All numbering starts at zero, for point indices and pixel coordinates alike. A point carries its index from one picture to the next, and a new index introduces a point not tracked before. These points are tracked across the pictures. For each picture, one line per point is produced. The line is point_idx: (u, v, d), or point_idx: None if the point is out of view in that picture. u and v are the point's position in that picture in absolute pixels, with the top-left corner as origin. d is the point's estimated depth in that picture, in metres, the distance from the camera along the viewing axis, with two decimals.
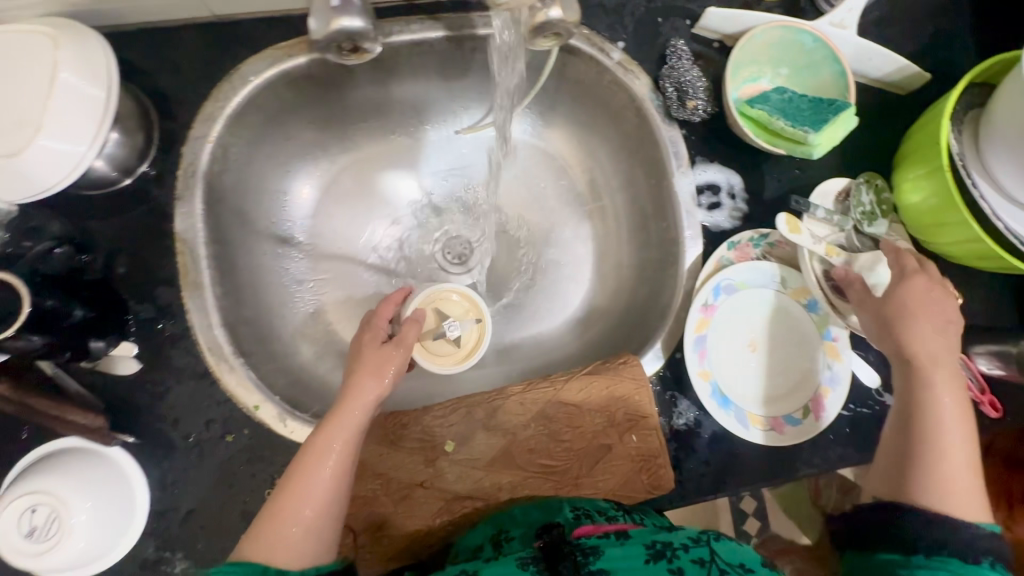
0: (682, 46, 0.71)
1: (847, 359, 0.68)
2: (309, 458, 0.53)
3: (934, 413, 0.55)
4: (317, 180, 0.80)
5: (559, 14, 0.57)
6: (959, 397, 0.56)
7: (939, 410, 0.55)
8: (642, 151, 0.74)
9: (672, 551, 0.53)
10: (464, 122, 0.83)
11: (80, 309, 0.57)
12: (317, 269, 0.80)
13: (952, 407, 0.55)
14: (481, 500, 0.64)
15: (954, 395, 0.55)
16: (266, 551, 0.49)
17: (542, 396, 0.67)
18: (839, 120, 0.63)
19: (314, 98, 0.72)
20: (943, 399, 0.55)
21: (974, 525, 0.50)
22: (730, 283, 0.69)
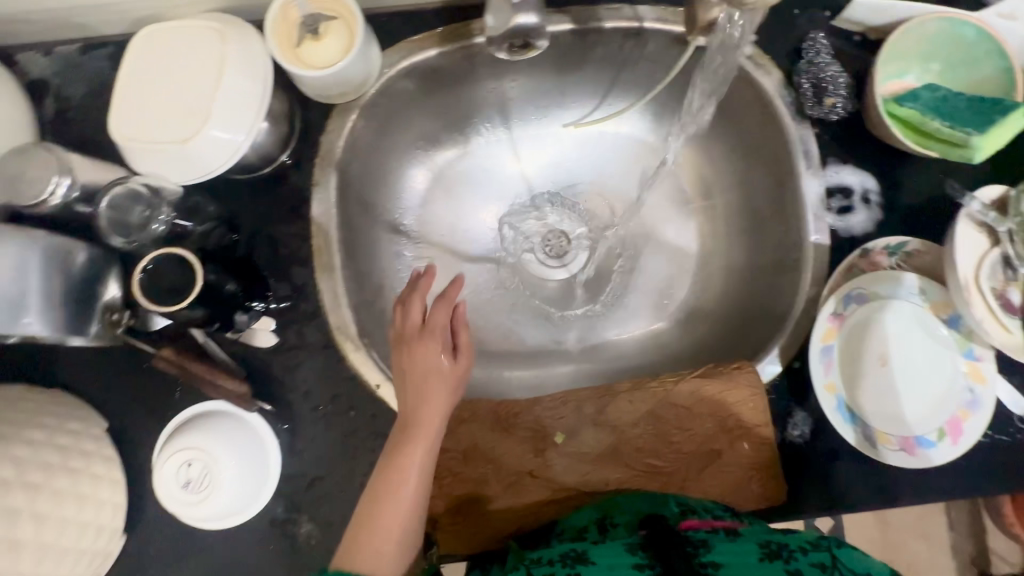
0: (821, 40, 0.67)
1: (992, 383, 0.63)
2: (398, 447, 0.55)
3: None
4: (430, 169, 0.82)
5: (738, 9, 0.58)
6: None
7: None
8: (766, 150, 0.71)
9: (788, 552, 0.50)
10: (574, 116, 0.83)
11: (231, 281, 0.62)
12: (426, 258, 0.82)
13: None
14: (587, 494, 0.64)
15: None
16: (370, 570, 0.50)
17: (652, 395, 0.66)
18: (1010, 121, 0.58)
19: (437, 90, 0.74)
20: None
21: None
22: (861, 294, 0.65)
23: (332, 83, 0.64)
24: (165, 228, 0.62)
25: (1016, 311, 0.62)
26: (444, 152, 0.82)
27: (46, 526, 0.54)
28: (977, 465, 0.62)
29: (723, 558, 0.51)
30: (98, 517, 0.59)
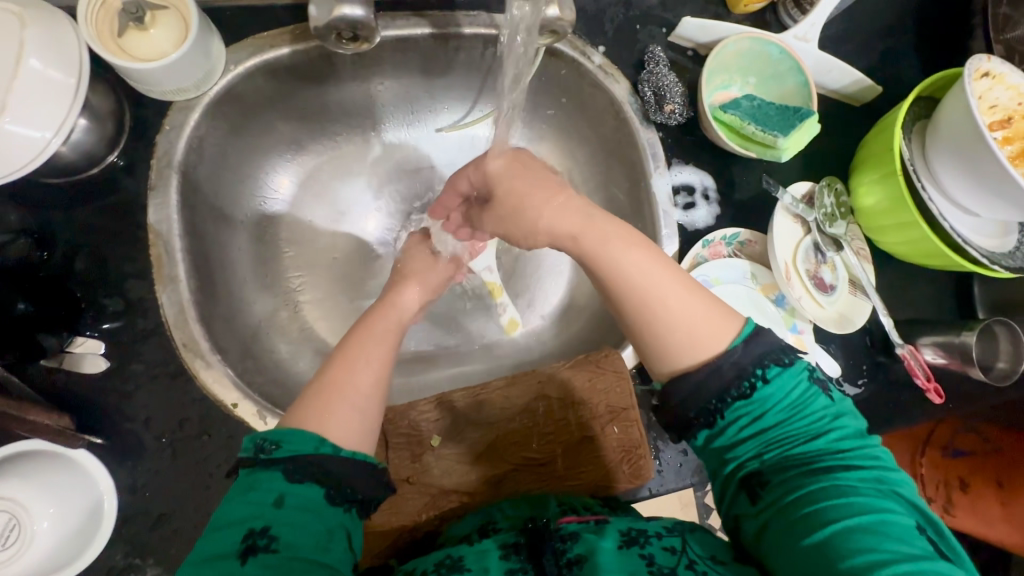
0: (659, 53, 0.74)
1: (812, 351, 0.72)
2: (354, 347, 0.53)
3: (642, 311, 0.52)
4: (295, 173, 0.78)
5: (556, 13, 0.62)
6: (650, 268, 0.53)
7: (628, 272, 0.52)
8: (620, 153, 0.77)
9: (645, 538, 0.51)
10: (444, 120, 0.84)
11: (22, 302, 0.54)
12: (295, 267, 0.78)
13: (640, 269, 0.53)
14: (467, 495, 0.64)
15: (647, 275, 0.52)
16: (316, 421, 0.46)
17: (529, 389, 0.68)
18: (804, 126, 0.68)
19: (294, 90, 0.71)
20: (616, 260, 0.53)
21: (731, 351, 0.49)
22: (706, 279, 0.72)
23: (165, 80, 0.58)
24: None
25: (827, 287, 0.74)
26: (309, 154, 0.79)
27: None
28: None
29: (586, 548, 0.50)
30: None
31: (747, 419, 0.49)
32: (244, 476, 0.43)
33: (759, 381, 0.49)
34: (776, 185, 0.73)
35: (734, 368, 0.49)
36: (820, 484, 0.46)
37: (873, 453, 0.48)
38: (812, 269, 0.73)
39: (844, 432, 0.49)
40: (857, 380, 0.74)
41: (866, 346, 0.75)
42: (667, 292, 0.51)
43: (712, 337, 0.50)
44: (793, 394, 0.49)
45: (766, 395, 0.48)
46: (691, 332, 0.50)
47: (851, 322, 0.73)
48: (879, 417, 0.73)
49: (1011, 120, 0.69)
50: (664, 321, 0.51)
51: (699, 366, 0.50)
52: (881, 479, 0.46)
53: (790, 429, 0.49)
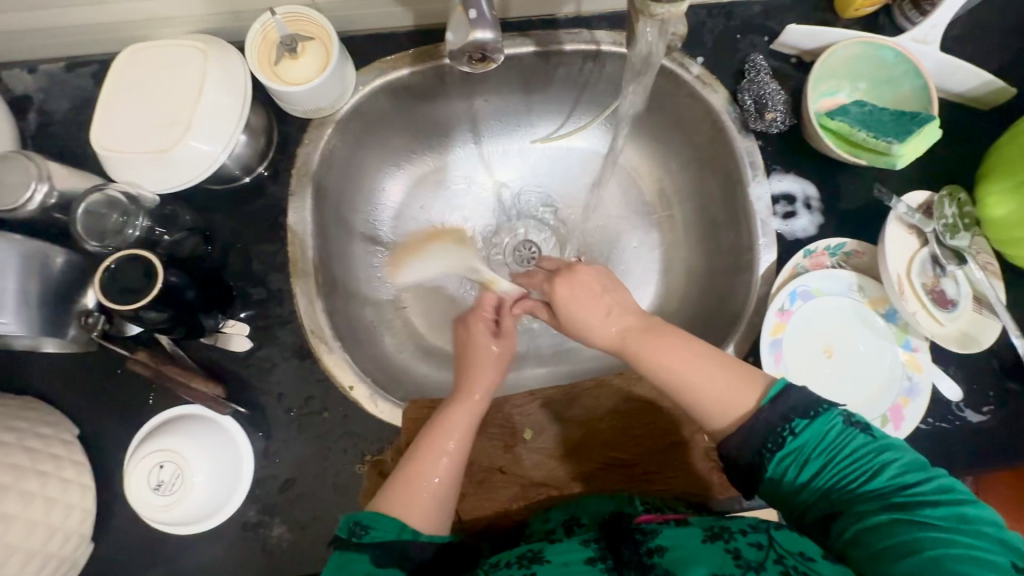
0: (760, 62, 0.73)
1: (927, 372, 0.67)
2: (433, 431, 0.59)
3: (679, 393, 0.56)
4: (403, 180, 0.86)
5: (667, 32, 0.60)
6: (679, 351, 0.56)
7: (658, 362, 0.57)
8: (716, 161, 0.77)
9: (730, 533, 0.51)
10: (542, 132, 0.88)
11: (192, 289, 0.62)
12: (400, 267, 0.85)
13: (666, 355, 0.56)
14: (556, 488, 0.66)
15: (673, 357, 0.56)
16: (402, 506, 0.54)
17: (615, 392, 0.69)
18: (923, 132, 0.64)
19: (410, 107, 0.79)
20: (648, 355, 0.57)
21: (760, 409, 0.52)
22: (807, 289, 0.70)
23: (304, 101, 0.67)
24: (141, 233, 0.64)
25: (948, 302, 0.69)
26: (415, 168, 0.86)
27: (14, 526, 0.55)
28: (920, 451, 0.66)
29: (669, 541, 0.51)
30: (65, 521, 0.59)
31: (795, 467, 0.51)
32: (337, 555, 0.52)
33: (792, 434, 0.51)
34: (888, 193, 0.69)
35: (766, 426, 0.52)
36: (885, 519, 0.47)
37: (936, 485, 0.48)
38: (931, 283, 0.69)
39: (897, 466, 0.50)
40: (982, 407, 0.67)
41: (992, 369, 0.68)
42: (693, 371, 0.55)
43: (740, 403, 0.53)
44: (829, 440, 0.51)
45: (801, 447, 0.50)
46: (720, 404, 0.54)
47: (975, 342, 0.67)
48: (1012, 448, 0.66)
49: None
50: (697, 401, 0.55)
51: (735, 427, 0.53)
52: (958, 514, 0.46)
53: (836, 472, 0.50)
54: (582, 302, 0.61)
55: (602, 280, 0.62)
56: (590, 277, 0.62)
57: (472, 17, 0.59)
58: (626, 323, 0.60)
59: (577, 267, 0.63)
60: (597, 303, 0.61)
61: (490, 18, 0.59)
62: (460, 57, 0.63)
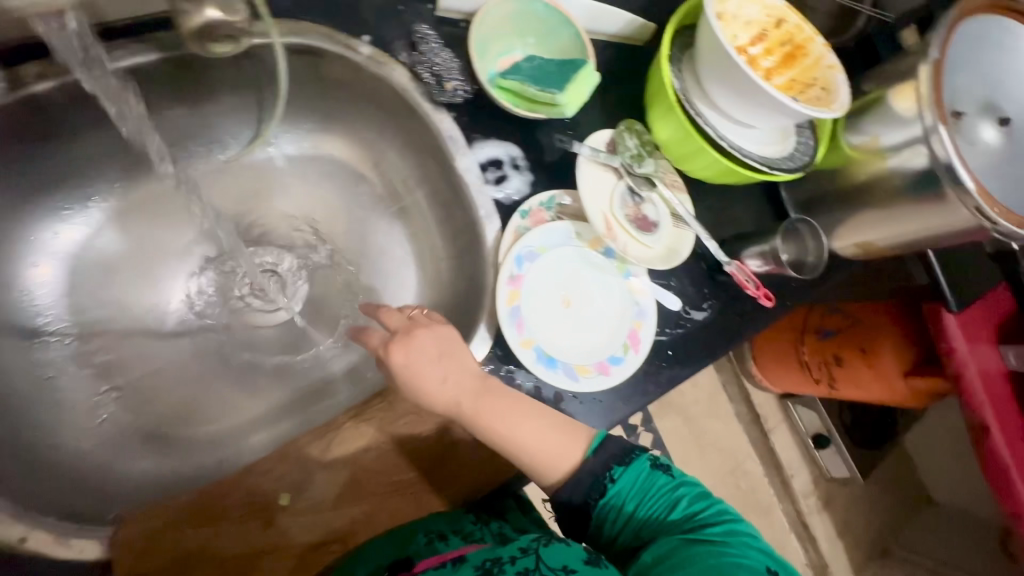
0: (428, 32, 0.70)
1: (649, 292, 0.74)
2: None
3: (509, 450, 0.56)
4: (61, 250, 0.68)
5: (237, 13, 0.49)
6: (512, 408, 0.56)
7: (495, 423, 0.55)
8: (423, 142, 0.74)
9: (499, 566, 0.52)
10: (231, 147, 0.75)
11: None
12: (100, 350, 0.70)
13: (501, 415, 0.56)
14: (338, 541, 0.59)
15: (503, 417, 0.56)
16: None
17: (377, 413, 0.63)
18: (579, 79, 0.68)
19: (17, 156, 0.60)
20: (486, 418, 0.55)
21: (586, 461, 0.56)
22: (531, 250, 0.71)
23: None
24: None
25: (650, 225, 0.75)
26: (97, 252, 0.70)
27: None
28: (664, 362, 0.73)
29: None
30: None
31: (613, 510, 0.55)
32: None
33: (610, 480, 0.55)
34: (569, 141, 0.74)
35: (590, 476, 0.55)
36: (678, 541, 0.51)
37: (718, 509, 0.55)
38: (633, 212, 0.75)
39: (689, 497, 0.56)
40: (701, 304, 0.77)
41: (700, 271, 0.79)
42: (529, 427, 0.55)
43: (568, 454, 0.56)
44: (640, 483, 0.56)
45: (618, 491, 0.55)
46: (549, 458, 0.55)
47: (677, 254, 0.75)
48: (729, 333, 0.77)
49: (767, 31, 0.73)
50: (528, 457, 0.55)
51: (564, 479, 0.55)
52: (732, 530, 0.52)
53: (646, 510, 0.55)
54: (418, 367, 0.56)
55: (444, 341, 0.58)
56: (426, 339, 0.58)
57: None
58: (462, 386, 0.57)
59: (415, 330, 0.58)
60: (427, 367, 0.57)
61: None
62: None
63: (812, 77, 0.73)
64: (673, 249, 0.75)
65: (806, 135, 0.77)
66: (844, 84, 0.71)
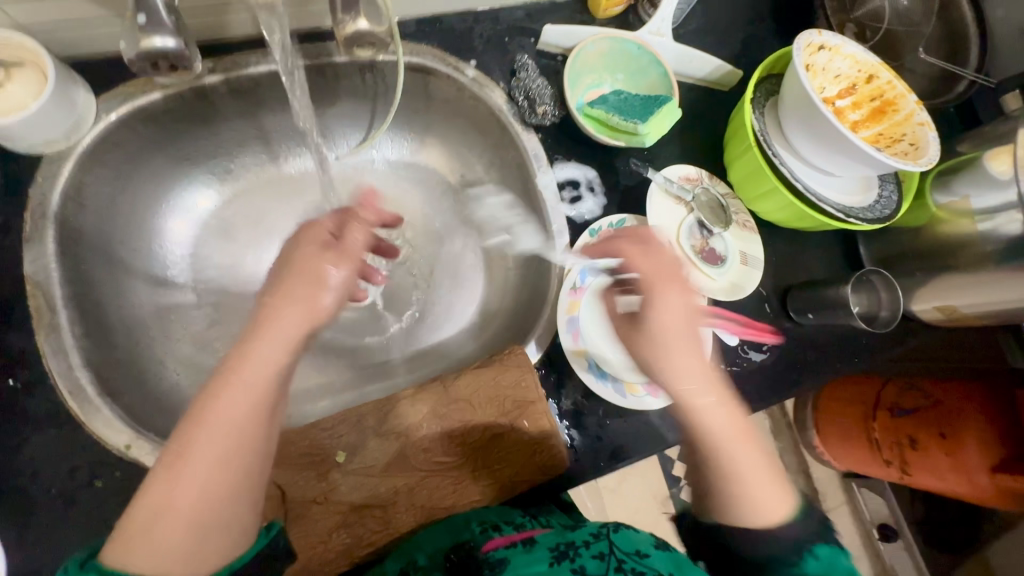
0: (528, 61, 0.78)
1: (707, 322, 0.75)
2: None
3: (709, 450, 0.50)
4: (193, 217, 0.80)
5: None
6: (734, 415, 0.50)
7: (705, 426, 0.50)
8: (509, 158, 0.81)
9: (576, 551, 0.59)
10: (343, 146, 0.86)
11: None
12: (204, 305, 0.79)
13: (717, 419, 0.50)
14: (379, 507, 0.64)
15: (721, 411, 0.50)
16: None
17: (432, 396, 0.68)
18: (662, 112, 0.73)
19: (180, 132, 0.73)
20: (701, 418, 0.50)
21: (794, 522, 0.49)
22: (595, 266, 0.74)
23: None
24: None
25: (718, 258, 0.77)
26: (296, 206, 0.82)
27: None
28: None
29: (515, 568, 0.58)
30: None
31: (781, 570, 0.47)
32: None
33: (814, 556, 0.47)
34: (644, 166, 0.78)
35: (794, 545, 0.48)
36: None
37: None
38: (700, 244, 0.77)
39: None
40: (762, 346, 0.77)
41: (763, 312, 0.79)
42: (730, 448, 0.49)
43: (762, 508, 0.48)
44: (819, 570, 0.46)
45: (818, 571, 0.46)
46: (738, 495, 0.49)
47: (740, 289, 0.76)
48: (785, 378, 0.77)
49: (856, 86, 0.76)
50: (726, 481, 0.49)
51: (751, 531, 0.49)
52: None
53: None
54: (676, 321, 0.52)
55: (688, 310, 0.53)
56: (689, 296, 0.53)
57: (140, 21, 0.51)
58: (699, 369, 0.52)
59: (671, 284, 0.53)
60: (676, 348, 0.52)
61: (166, 21, 0.52)
62: (153, 64, 0.54)
63: (901, 132, 0.73)
64: (737, 284, 0.76)
65: (890, 188, 0.75)
66: (934, 140, 0.69)
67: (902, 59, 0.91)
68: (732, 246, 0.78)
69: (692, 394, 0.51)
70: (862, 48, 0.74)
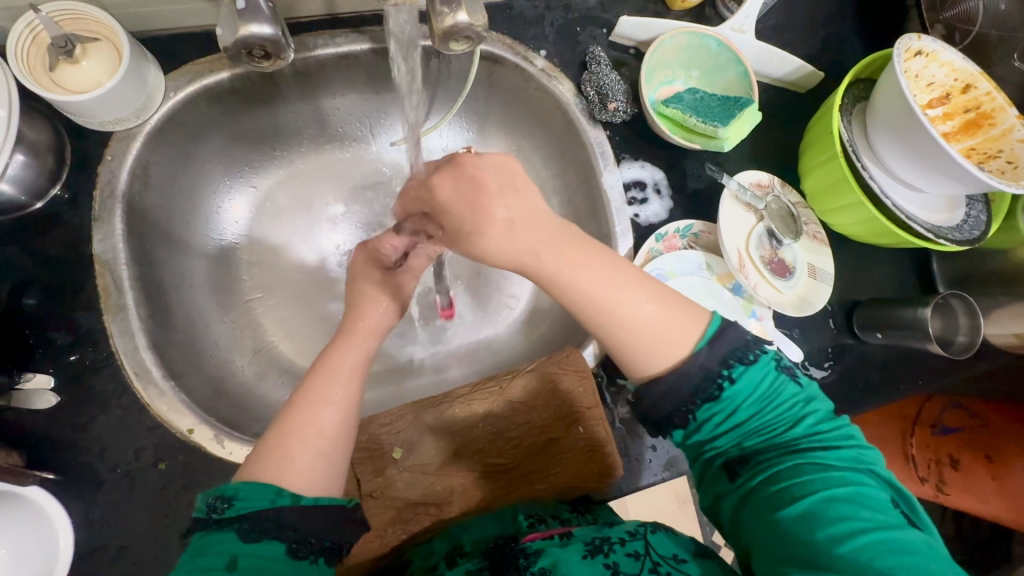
0: (600, 53, 0.74)
1: (772, 338, 0.72)
2: None
3: (598, 317, 0.50)
4: (249, 197, 0.79)
5: (466, 19, 0.55)
6: (594, 264, 0.50)
7: (581, 280, 0.50)
8: (572, 154, 0.78)
9: (610, 546, 0.51)
10: (399, 134, 0.84)
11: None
12: (256, 288, 0.78)
13: (591, 270, 0.50)
14: (433, 505, 0.64)
15: (589, 267, 0.50)
16: None
17: (489, 396, 0.67)
18: (744, 115, 0.69)
19: (243, 113, 0.71)
20: (572, 274, 0.50)
21: (696, 354, 0.49)
22: (661, 272, 0.72)
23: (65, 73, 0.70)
24: None
25: (786, 271, 0.74)
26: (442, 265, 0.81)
27: None
28: None
29: (550, 560, 0.51)
30: None
31: (723, 416, 0.49)
32: (198, 539, 0.43)
33: (728, 380, 0.49)
34: (719, 171, 0.74)
35: (700, 371, 0.49)
36: (792, 466, 0.47)
37: (842, 430, 0.50)
38: (769, 255, 0.74)
39: (815, 413, 0.50)
40: (823, 363, 0.74)
41: (829, 329, 0.76)
42: (614, 298, 0.50)
43: (672, 346, 0.50)
44: (761, 391, 0.50)
45: (737, 393, 0.49)
46: (652, 339, 0.50)
47: (810, 304, 0.73)
48: (848, 398, 0.74)
49: (949, 96, 0.71)
50: (621, 335, 0.50)
51: (665, 372, 0.50)
52: (857, 457, 0.48)
53: (762, 420, 0.49)
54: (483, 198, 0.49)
55: (503, 171, 0.51)
56: (504, 165, 0.52)
57: (239, 8, 0.50)
58: (539, 225, 0.50)
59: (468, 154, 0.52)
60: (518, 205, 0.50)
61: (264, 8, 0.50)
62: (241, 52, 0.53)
63: (997, 149, 0.69)
64: (805, 298, 0.73)
65: (979, 207, 0.71)
66: None
67: (993, 66, 0.85)
68: (802, 260, 0.75)
69: (542, 265, 0.50)
70: (962, 55, 0.68)
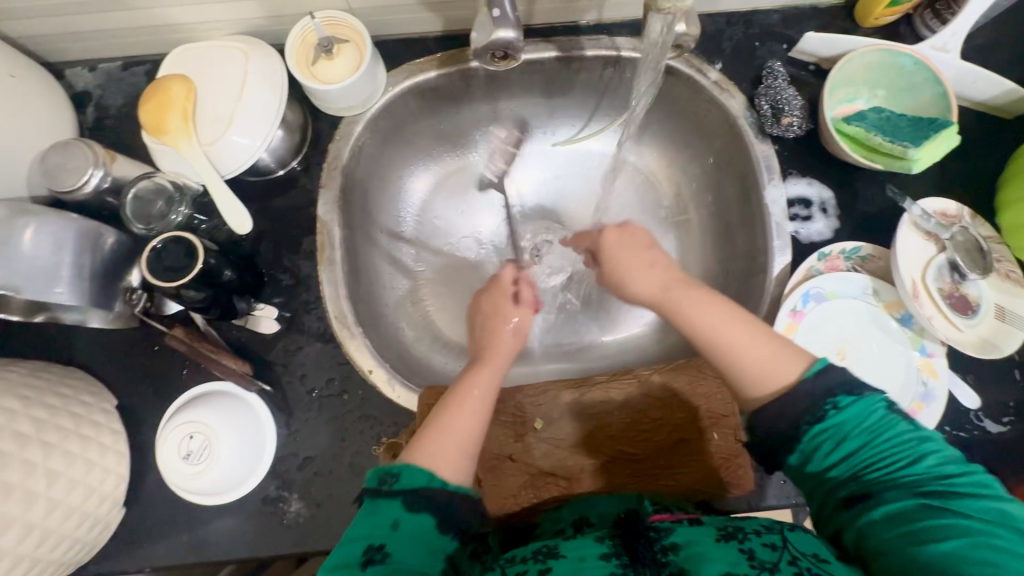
0: (779, 67, 0.75)
1: (943, 377, 0.67)
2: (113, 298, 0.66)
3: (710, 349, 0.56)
4: (428, 178, 0.88)
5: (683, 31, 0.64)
6: (714, 306, 0.58)
7: (695, 316, 0.58)
8: (733, 166, 0.78)
9: (744, 534, 0.50)
10: (564, 134, 0.89)
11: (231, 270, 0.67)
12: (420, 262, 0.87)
13: (705, 310, 0.58)
14: (564, 478, 0.68)
15: (707, 309, 0.58)
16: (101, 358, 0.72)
17: (628, 386, 0.70)
18: (940, 138, 0.66)
19: (439, 108, 0.82)
20: (689, 311, 0.59)
21: (804, 381, 0.52)
22: (820, 291, 0.70)
23: None
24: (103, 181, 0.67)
25: (968, 308, 0.68)
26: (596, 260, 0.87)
27: (57, 483, 0.58)
28: None
29: (683, 539, 0.51)
30: (101, 484, 0.62)
31: (831, 443, 0.50)
32: (367, 502, 0.51)
33: (834, 409, 0.50)
34: (902, 194, 0.71)
35: (807, 398, 0.51)
36: (910, 505, 0.46)
37: (975, 479, 0.47)
38: (948, 287, 0.69)
39: (938, 457, 0.48)
40: (1002, 417, 0.67)
41: (1015, 380, 0.67)
42: (728, 334, 0.56)
43: (783, 374, 0.53)
44: (870, 424, 0.50)
45: (841, 422, 0.49)
46: (761, 368, 0.53)
47: (996, 347, 0.66)
48: None
49: None
50: (732, 363, 0.55)
51: (774, 398, 0.52)
52: (996, 509, 0.45)
53: (874, 453, 0.49)
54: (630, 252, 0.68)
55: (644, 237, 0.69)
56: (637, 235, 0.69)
57: (494, 15, 0.61)
58: (668, 279, 0.63)
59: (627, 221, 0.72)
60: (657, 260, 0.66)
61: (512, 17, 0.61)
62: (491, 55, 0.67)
63: None
64: (990, 339, 0.67)
65: None
66: None
67: None
68: (991, 298, 0.69)
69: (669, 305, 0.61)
70: None
